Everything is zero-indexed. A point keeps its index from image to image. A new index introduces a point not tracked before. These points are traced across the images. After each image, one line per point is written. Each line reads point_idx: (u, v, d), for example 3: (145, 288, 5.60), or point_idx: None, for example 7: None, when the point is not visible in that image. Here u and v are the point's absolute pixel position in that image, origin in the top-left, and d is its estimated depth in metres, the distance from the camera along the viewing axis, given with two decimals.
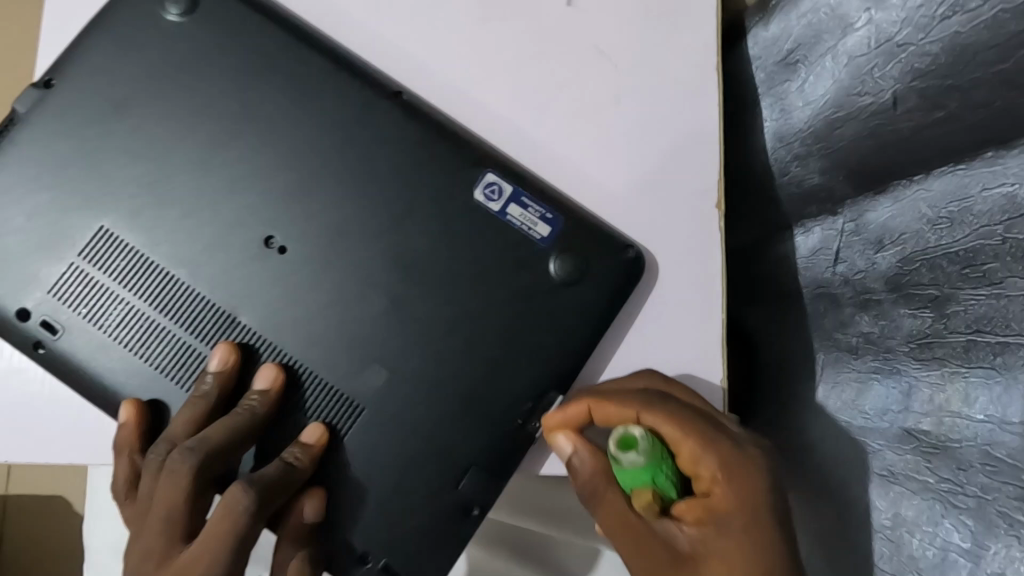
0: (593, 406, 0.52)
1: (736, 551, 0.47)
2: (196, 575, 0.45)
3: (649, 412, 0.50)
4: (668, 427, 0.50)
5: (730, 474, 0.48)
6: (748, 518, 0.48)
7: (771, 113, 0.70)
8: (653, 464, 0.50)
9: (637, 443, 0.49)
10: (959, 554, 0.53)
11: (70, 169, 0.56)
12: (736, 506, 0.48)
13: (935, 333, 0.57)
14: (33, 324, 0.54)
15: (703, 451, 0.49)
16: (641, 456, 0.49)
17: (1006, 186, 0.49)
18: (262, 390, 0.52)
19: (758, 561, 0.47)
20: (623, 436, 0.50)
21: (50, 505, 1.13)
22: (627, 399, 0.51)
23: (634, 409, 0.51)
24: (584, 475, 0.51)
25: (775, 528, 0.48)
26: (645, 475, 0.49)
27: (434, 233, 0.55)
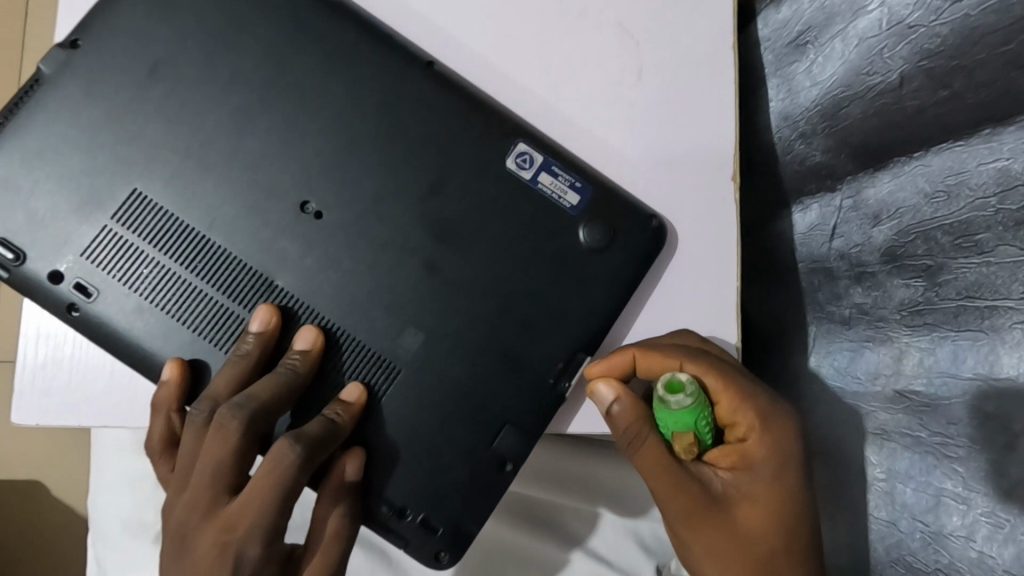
0: (639, 356, 0.55)
1: (766, 493, 0.53)
2: (246, 523, 0.46)
3: (694, 363, 0.54)
4: (712, 378, 0.54)
5: (764, 425, 0.54)
6: (777, 465, 0.54)
7: (777, 93, 0.74)
8: (697, 409, 0.52)
9: (684, 387, 0.52)
10: (951, 498, 0.58)
11: (103, 134, 0.56)
12: (767, 455, 0.54)
13: (926, 301, 0.61)
14: (66, 287, 0.54)
15: (740, 404, 0.54)
16: (688, 399, 0.52)
17: (1000, 161, 0.54)
18: (303, 349, 0.53)
19: (782, 502, 0.53)
20: (670, 380, 0.52)
21: (46, 491, 1.10)
22: (673, 351, 0.55)
23: (679, 359, 0.54)
24: (624, 420, 0.53)
25: (799, 476, 0.54)
26: (689, 419, 0.52)
27: (469, 200, 0.57)
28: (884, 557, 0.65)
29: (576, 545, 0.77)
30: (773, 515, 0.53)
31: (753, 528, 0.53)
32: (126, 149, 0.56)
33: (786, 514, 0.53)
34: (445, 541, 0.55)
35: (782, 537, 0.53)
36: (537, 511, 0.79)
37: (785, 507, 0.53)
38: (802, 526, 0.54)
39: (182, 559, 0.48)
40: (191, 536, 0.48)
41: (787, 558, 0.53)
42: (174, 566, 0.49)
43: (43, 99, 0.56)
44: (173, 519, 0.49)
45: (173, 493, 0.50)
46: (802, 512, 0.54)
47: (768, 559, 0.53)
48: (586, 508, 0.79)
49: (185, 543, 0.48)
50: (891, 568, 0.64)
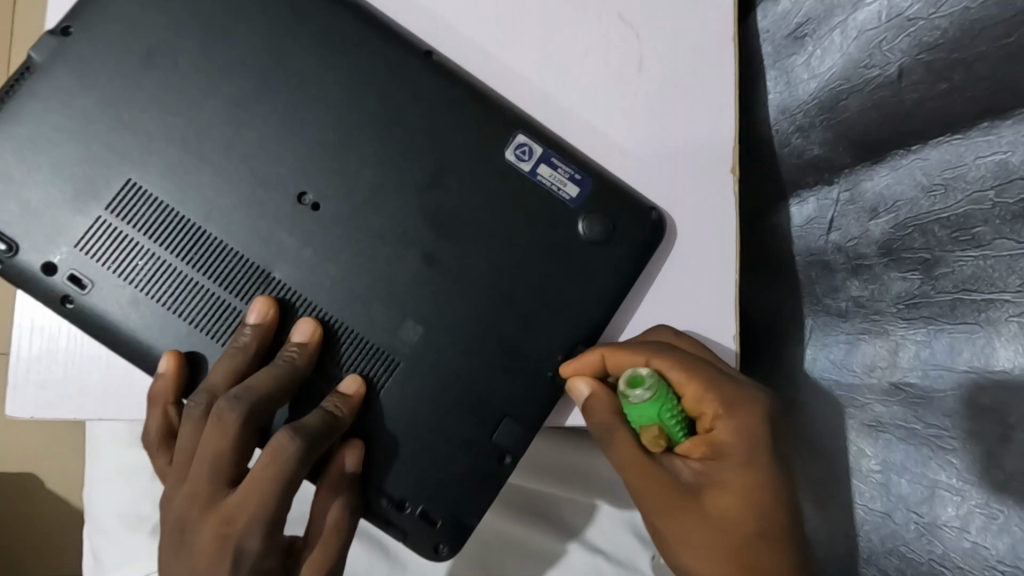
0: (607, 355, 0.54)
1: (736, 480, 0.53)
2: (247, 515, 0.46)
3: (659, 358, 0.53)
4: (677, 371, 0.53)
5: (730, 413, 0.54)
6: (746, 452, 0.53)
7: (776, 85, 0.73)
8: (659, 401, 0.53)
9: (644, 381, 0.52)
10: (946, 490, 0.59)
11: (97, 123, 0.55)
12: (735, 443, 0.53)
13: (923, 293, 0.61)
14: (61, 278, 0.54)
15: (706, 394, 0.53)
16: (647, 393, 0.52)
17: (998, 155, 0.54)
18: (300, 342, 0.53)
19: (754, 487, 0.53)
20: (632, 375, 0.53)
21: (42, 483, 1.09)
22: (637, 348, 0.54)
23: (644, 355, 0.54)
24: (596, 418, 0.53)
25: (770, 461, 0.54)
26: (652, 411, 0.53)
27: (468, 192, 0.57)
28: (879, 547, 0.65)
29: (573, 536, 0.78)
30: (745, 500, 0.53)
31: (726, 515, 0.53)
32: (120, 138, 0.55)
33: (758, 500, 0.53)
34: (445, 533, 0.55)
35: (756, 522, 0.53)
36: (534, 502, 0.79)
37: (756, 492, 0.53)
38: (776, 510, 0.54)
39: (182, 552, 0.48)
40: (191, 529, 0.47)
41: (764, 543, 0.53)
42: (174, 560, 0.48)
43: (35, 86, 0.55)
44: (172, 512, 0.49)
45: (171, 486, 0.50)
46: (776, 496, 0.54)
47: (743, 543, 0.53)
48: (582, 500, 0.79)
49: (185, 535, 0.48)
50: (886, 559, 0.65)
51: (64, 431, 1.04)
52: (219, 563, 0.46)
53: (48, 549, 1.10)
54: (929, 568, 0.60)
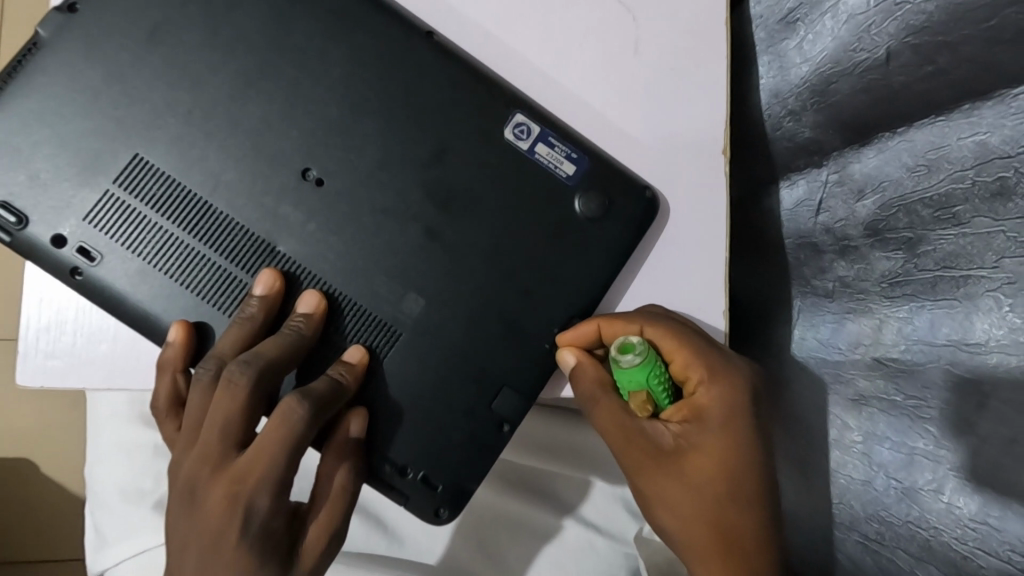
0: (603, 325, 0.56)
1: (713, 445, 0.55)
2: (258, 475, 0.48)
3: (651, 326, 0.56)
4: (666, 338, 0.55)
5: (713, 379, 0.55)
6: (725, 416, 0.55)
7: (768, 70, 0.75)
8: (647, 367, 0.55)
9: (634, 347, 0.55)
10: (924, 456, 0.61)
11: (104, 99, 0.56)
12: (715, 409, 0.55)
13: (905, 272, 0.63)
14: (69, 251, 0.55)
15: (692, 360, 0.55)
16: (637, 358, 0.54)
17: (979, 135, 0.56)
18: (306, 313, 0.55)
19: (731, 453, 0.55)
20: (623, 341, 0.55)
21: (42, 455, 1.10)
22: (631, 315, 0.57)
23: (639, 324, 0.56)
24: (587, 381, 0.55)
25: (749, 427, 0.56)
26: (640, 377, 0.55)
27: (470, 169, 0.58)
28: (860, 513, 0.68)
29: (567, 512, 0.80)
30: (722, 462, 0.55)
31: (702, 478, 0.55)
32: (127, 114, 0.56)
33: (734, 466, 0.55)
34: (445, 498, 0.57)
35: (730, 486, 0.55)
36: (528, 478, 0.82)
37: (732, 458, 0.55)
38: (752, 475, 0.55)
39: (191, 512, 0.49)
40: (202, 490, 0.49)
41: (737, 507, 0.55)
42: (182, 521, 0.50)
43: (43, 61, 0.56)
44: (182, 474, 0.50)
45: (180, 451, 0.52)
46: (753, 461, 0.55)
47: (716, 506, 0.55)
48: (575, 476, 0.81)
49: (195, 496, 0.49)
50: (867, 524, 0.67)
51: (63, 401, 1.05)
52: (226, 521, 0.48)
53: (52, 522, 1.11)
54: (907, 531, 0.63)
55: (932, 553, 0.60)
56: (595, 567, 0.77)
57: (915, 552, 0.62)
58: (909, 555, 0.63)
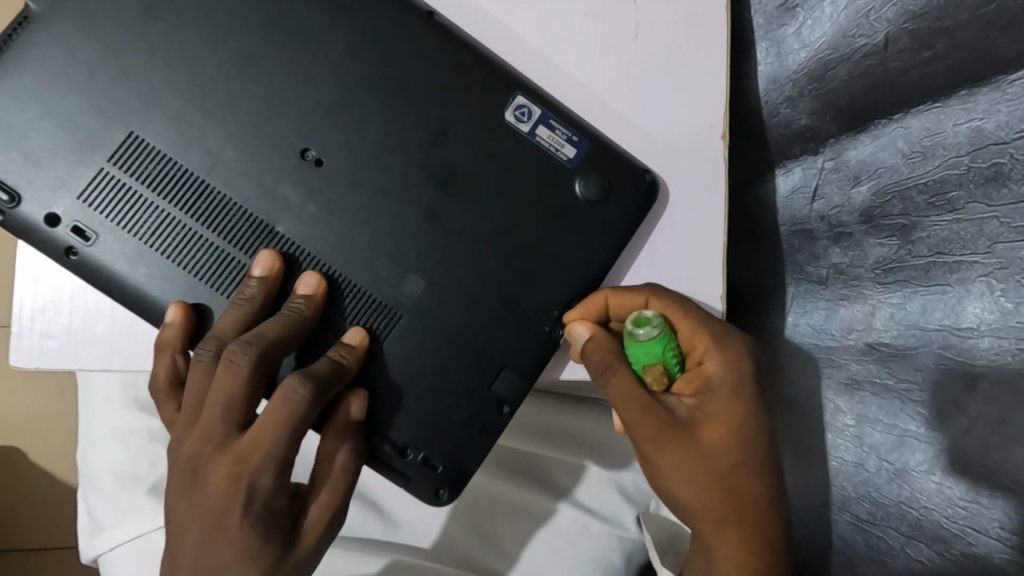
0: (611, 296, 0.57)
1: (724, 413, 0.56)
2: (260, 454, 0.49)
3: (658, 296, 0.57)
4: (674, 309, 0.57)
5: (720, 348, 0.56)
6: (733, 384, 0.56)
7: (766, 56, 0.73)
8: (664, 339, 0.55)
9: (651, 320, 0.55)
10: (916, 438, 0.63)
11: (97, 74, 0.55)
12: (723, 377, 0.56)
13: (900, 258, 0.64)
14: (64, 230, 0.54)
15: (699, 329, 0.56)
16: (655, 330, 0.55)
17: (974, 121, 0.58)
18: (306, 294, 0.55)
19: (741, 420, 0.56)
20: (637, 316, 0.56)
21: (36, 436, 1.09)
22: (638, 288, 0.58)
23: (645, 296, 0.58)
24: (599, 354, 0.55)
25: (757, 395, 0.57)
26: (657, 349, 0.55)
27: (470, 151, 0.58)
28: (852, 494, 0.68)
29: (564, 496, 0.80)
30: (733, 431, 0.56)
31: (716, 447, 0.55)
32: (122, 91, 0.55)
33: (744, 432, 0.56)
34: (445, 478, 0.57)
35: (741, 453, 0.56)
36: (525, 463, 0.82)
37: (742, 426, 0.56)
38: (760, 442, 0.56)
39: (193, 488, 0.50)
40: (203, 468, 0.50)
41: (749, 474, 0.56)
42: (184, 499, 0.51)
43: (35, 36, 0.55)
44: (183, 452, 0.51)
45: (180, 431, 0.52)
46: (761, 430, 0.56)
47: (730, 473, 0.56)
48: (573, 461, 0.82)
49: (197, 476, 0.50)
50: (858, 504, 0.68)
51: (58, 381, 1.04)
52: (230, 498, 0.49)
53: (46, 502, 1.10)
54: (898, 510, 0.64)
55: (921, 532, 0.62)
56: (590, 550, 0.78)
57: (905, 531, 0.64)
58: (899, 533, 0.64)
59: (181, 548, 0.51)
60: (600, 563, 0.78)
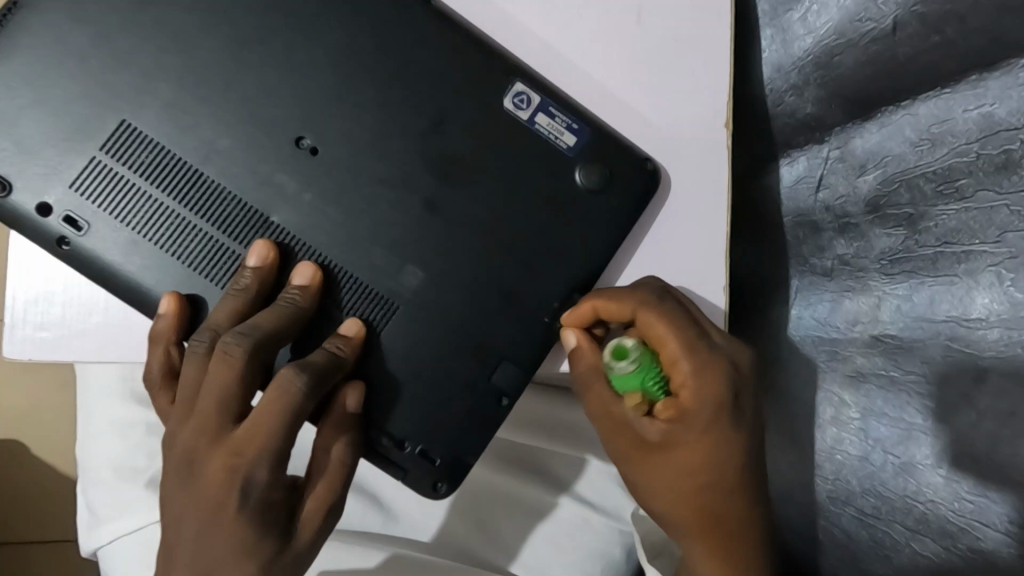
0: (599, 306, 0.55)
1: (697, 441, 0.54)
2: (256, 447, 0.48)
3: (647, 311, 0.54)
4: (659, 328, 0.54)
5: (698, 377, 0.53)
6: (708, 416, 0.54)
7: (770, 44, 0.71)
8: (643, 372, 0.55)
9: (629, 353, 0.55)
10: (921, 431, 0.62)
11: (89, 61, 0.54)
12: (699, 408, 0.54)
13: (907, 249, 0.63)
14: (56, 220, 0.54)
15: (680, 355, 0.53)
16: (630, 365, 0.55)
17: (984, 107, 0.56)
18: (302, 285, 0.54)
19: (712, 451, 0.54)
20: (616, 346, 0.55)
21: (36, 426, 1.08)
22: (628, 298, 0.55)
23: (633, 307, 0.54)
24: (580, 366, 0.56)
25: (733, 425, 0.54)
26: (635, 381, 0.55)
27: (469, 140, 0.57)
28: (856, 488, 0.67)
29: (564, 490, 0.80)
30: (702, 460, 0.54)
31: (685, 470, 0.55)
32: (115, 77, 0.54)
33: (717, 459, 0.54)
34: (443, 471, 0.56)
35: (710, 479, 0.55)
36: (523, 456, 0.82)
37: (713, 456, 0.54)
38: (733, 471, 0.55)
39: (189, 481, 0.50)
40: (199, 461, 0.49)
41: (717, 495, 0.56)
42: (179, 492, 0.50)
43: (26, 21, 0.54)
44: (179, 445, 0.50)
45: (175, 423, 0.51)
46: (734, 459, 0.55)
47: (696, 495, 0.56)
48: (573, 454, 0.81)
49: (193, 468, 0.49)
50: (863, 498, 0.66)
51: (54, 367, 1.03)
52: (226, 492, 0.48)
53: (45, 493, 1.10)
54: (904, 505, 0.63)
55: (927, 526, 0.61)
56: (592, 546, 0.77)
57: (911, 526, 0.63)
58: (904, 528, 0.63)
59: (176, 543, 0.50)
60: (603, 557, 0.78)
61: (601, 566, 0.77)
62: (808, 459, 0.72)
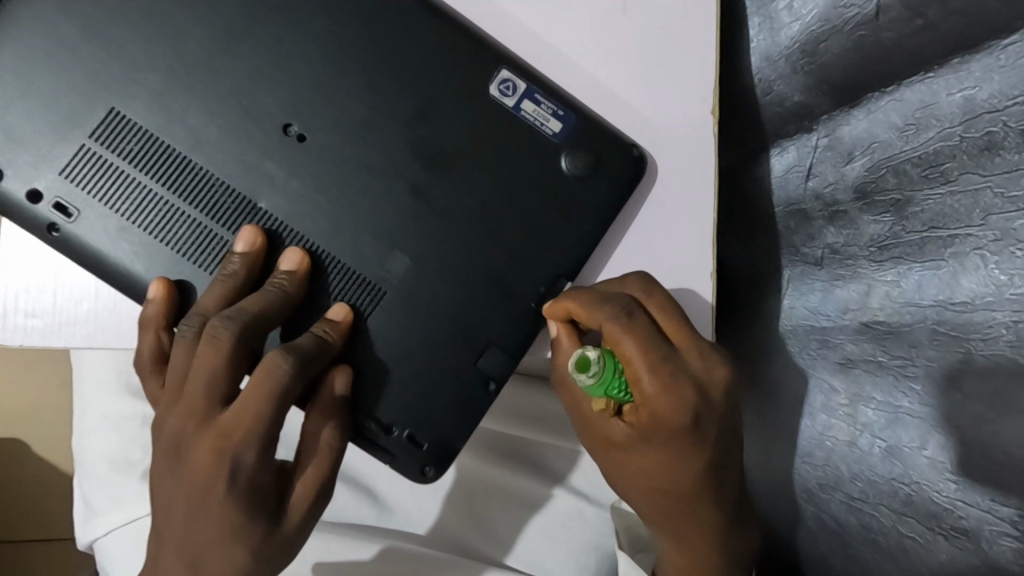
0: (570, 312, 0.55)
1: (656, 450, 0.55)
2: (243, 430, 0.48)
3: (612, 328, 0.53)
4: (624, 346, 0.53)
5: (661, 398, 0.53)
6: (668, 431, 0.54)
7: (759, 32, 0.72)
8: (604, 384, 0.54)
9: (589, 368, 0.53)
10: (909, 414, 0.62)
11: (79, 49, 0.55)
12: (659, 424, 0.54)
13: (894, 235, 0.63)
14: (46, 207, 0.54)
15: (644, 376, 0.53)
16: (591, 378, 0.53)
17: (967, 90, 0.56)
18: (289, 270, 0.54)
19: (670, 460, 0.55)
20: (577, 361, 0.53)
21: (33, 419, 1.09)
22: (599, 313, 0.53)
23: (600, 322, 0.53)
24: (557, 361, 0.58)
25: (694, 440, 0.55)
26: (599, 389, 0.54)
27: (455, 127, 0.58)
28: (844, 473, 0.67)
29: (558, 482, 0.80)
30: (659, 466, 0.56)
31: (642, 472, 0.57)
32: (104, 66, 0.55)
33: (673, 469, 0.56)
34: (431, 455, 0.57)
35: (667, 483, 0.57)
36: (515, 447, 0.82)
37: (670, 464, 0.55)
38: (691, 480, 0.56)
39: (178, 463, 0.50)
40: (187, 443, 0.50)
41: (675, 498, 0.58)
42: (168, 475, 0.51)
43: (16, 10, 0.55)
44: (168, 428, 0.51)
45: (165, 407, 0.52)
46: (692, 470, 0.56)
47: (654, 496, 0.58)
48: (566, 445, 0.81)
49: (181, 450, 0.50)
50: (852, 483, 0.67)
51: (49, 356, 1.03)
52: (214, 473, 0.48)
53: (42, 485, 1.11)
54: (891, 487, 0.63)
55: (914, 508, 0.61)
56: (584, 537, 0.78)
57: (898, 509, 0.63)
58: (891, 510, 0.63)
59: (166, 524, 0.51)
60: (596, 548, 0.78)
61: (595, 557, 0.77)
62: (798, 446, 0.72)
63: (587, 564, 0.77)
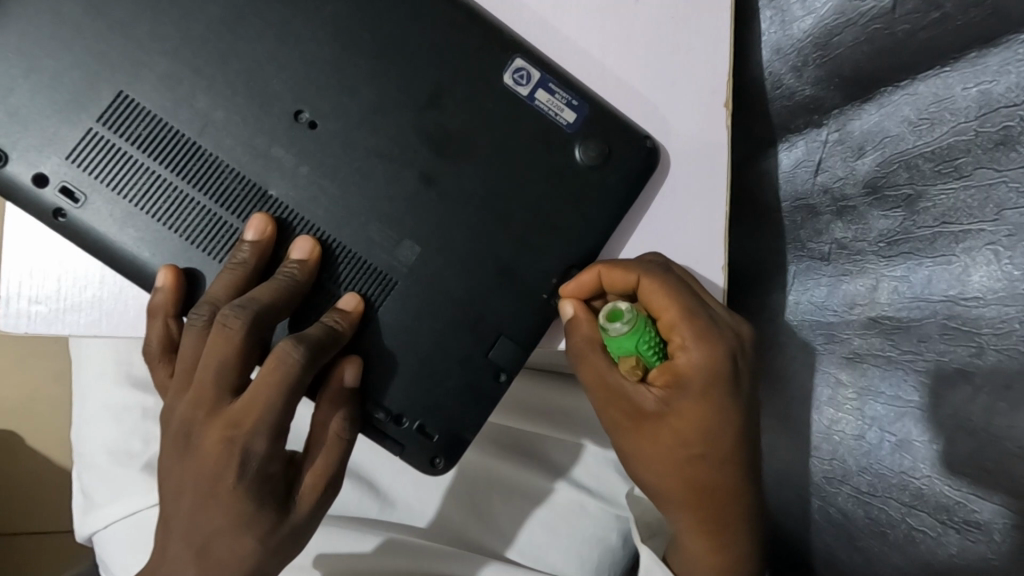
0: (603, 273, 0.56)
1: (691, 409, 0.55)
2: (253, 419, 0.48)
3: (649, 279, 0.54)
4: (659, 296, 0.54)
5: (697, 342, 0.54)
6: (705, 384, 0.54)
7: (770, 25, 0.70)
8: (637, 333, 0.54)
9: (623, 315, 0.54)
10: (918, 409, 0.62)
11: (85, 31, 0.54)
12: (695, 376, 0.54)
13: (904, 229, 0.63)
14: (52, 191, 0.53)
15: (681, 319, 0.54)
16: (625, 326, 0.53)
17: (983, 84, 0.57)
18: (300, 259, 0.54)
19: (707, 419, 0.55)
20: (611, 308, 0.54)
21: (31, 410, 1.08)
22: (632, 267, 0.55)
23: (637, 274, 0.55)
24: (578, 336, 0.56)
25: (726, 394, 0.55)
26: (630, 343, 0.54)
27: (467, 116, 0.57)
28: (852, 466, 0.67)
29: (561, 475, 0.80)
30: (697, 428, 0.55)
31: (677, 440, 0.55)
32: (111, 48, 0.54)
33: (708, 430, 0.55)
34: (440, 447, 0.56)
35: (704, 446, 0.56)
36: (519, 441, 0.82)
37: (708, 424, 0.55)
38: (727, 440, 0.56)
39: (187, 453, 0.49)
40: (197, 433, 0.49)
41: (711, 465, 0.57)
42: (176, 465, 0.50)
43: None
44: (176, 417, 0.50)
45: (173, 396, 0.51)
46: (729, 427, 0.56)
47: (690, 464, 0.57)
48: (570, 439, 0.81)
49: (190, 440, 0.49)
50: (859, 477, 0.66)
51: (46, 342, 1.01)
52: (223, 463, 0.48)
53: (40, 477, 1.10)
54: (899, 481, 0.63)
55: (923, 501, 0.62)
56: (589, 530, 0.77)
57: (907, 502, 0.63)
58: (900, 503, 0.63)
59: (174, 514, 0.50)
60: (601, 545, 0.77)
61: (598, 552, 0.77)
62: (803, 440, 0.71)
63: (590, 559, 0.77)
